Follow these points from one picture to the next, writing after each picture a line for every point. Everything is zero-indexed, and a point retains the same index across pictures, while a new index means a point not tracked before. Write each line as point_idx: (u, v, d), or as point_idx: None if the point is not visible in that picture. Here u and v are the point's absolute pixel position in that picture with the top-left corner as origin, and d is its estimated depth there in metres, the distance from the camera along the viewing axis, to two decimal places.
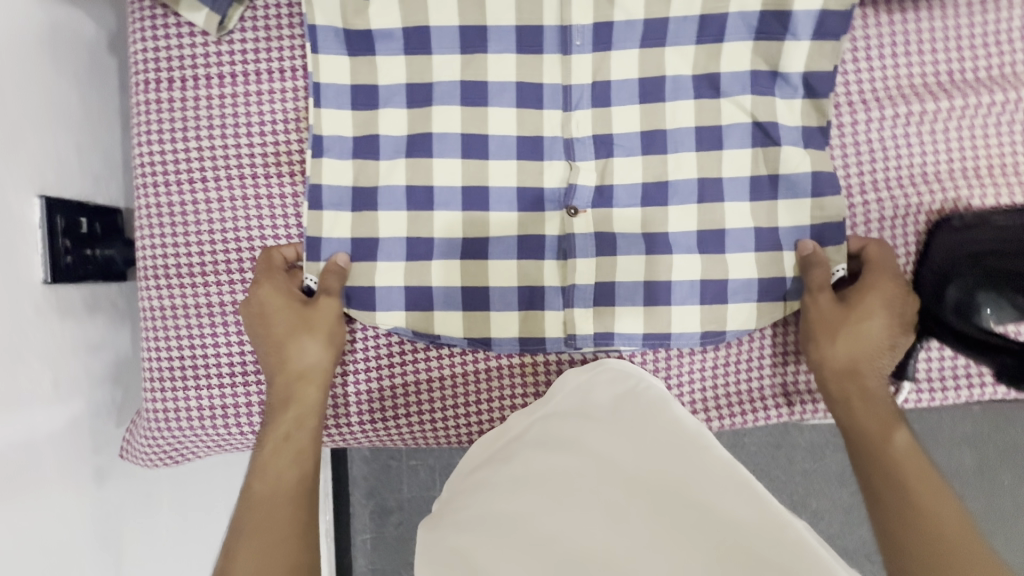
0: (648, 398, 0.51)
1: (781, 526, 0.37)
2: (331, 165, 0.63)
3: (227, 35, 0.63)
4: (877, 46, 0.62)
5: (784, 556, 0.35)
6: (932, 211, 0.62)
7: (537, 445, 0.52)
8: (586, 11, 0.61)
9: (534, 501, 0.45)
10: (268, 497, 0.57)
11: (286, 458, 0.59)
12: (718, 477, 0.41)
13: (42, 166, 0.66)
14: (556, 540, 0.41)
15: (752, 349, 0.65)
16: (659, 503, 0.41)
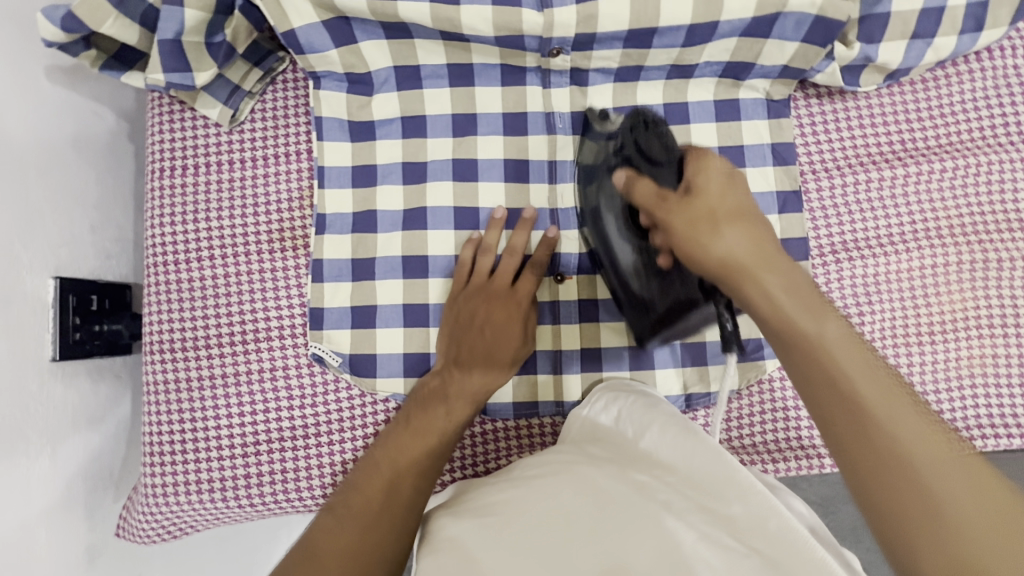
0: (644, 404, 0.55)
1: (765, 517, 0.38)
2: (331, 240, 0.67)
3: (238, 125, 0.69)
4: (833, 121, 0.68)
5: (772, 545, 0.36)
6: (899, 268, 0.66)
7: (539, 464, 0.53)
8: (564, 101, 0.68)
9: (527, 489, 0.48)
10: (360, 476, 0.56)
11: (412, 434, 0.58)
12: (715, 466, 0.42)
13: (56, 250, 0.69)
14: (547, 519, 0.43)
15: (739, 407, 0.67)
16: (649, 485, 0.44)
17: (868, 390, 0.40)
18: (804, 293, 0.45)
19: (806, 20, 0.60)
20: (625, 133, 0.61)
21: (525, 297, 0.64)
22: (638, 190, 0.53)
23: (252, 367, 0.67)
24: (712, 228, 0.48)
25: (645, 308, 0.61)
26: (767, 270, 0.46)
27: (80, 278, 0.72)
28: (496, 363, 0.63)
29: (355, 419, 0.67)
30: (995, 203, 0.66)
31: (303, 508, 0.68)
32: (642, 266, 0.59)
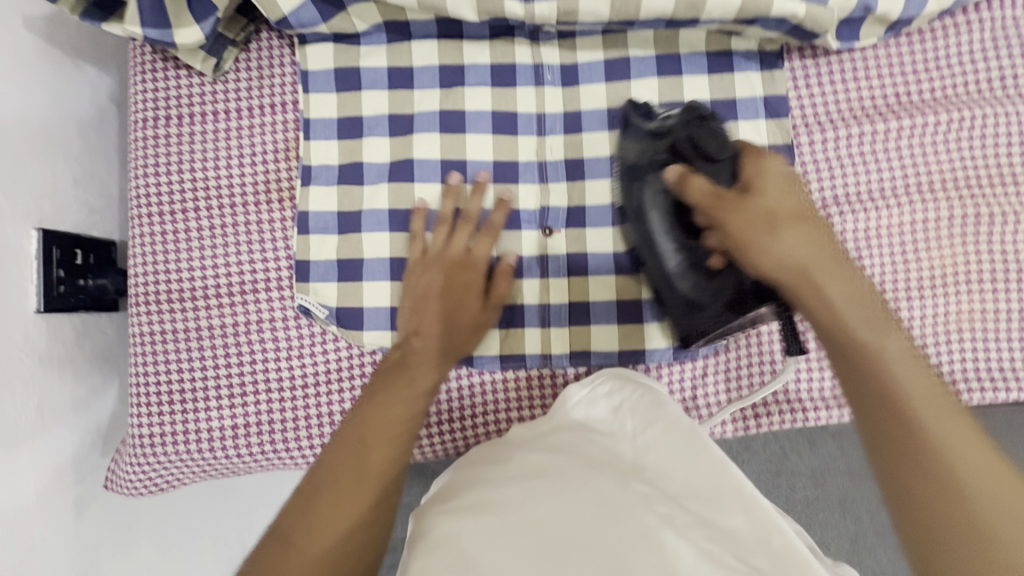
0: (648, 400, 0.58)
1: (769, 534, 0.44)
2: (316, 192, 0.66)
3: (222, 76, 0.67)
4: (828, 73, 0.67)
5: (773, 561, 0.42)
6: (890, 223, 0.65)
7: (537, 451, 0.55)
8: (553, 53, 0.67)
9: (536, 486, 0.50)
10: (326, 455, 0.55)
11: (376, 406, 0.56)
12: (718, 484, 0.48)
13: (38, 202, 0.68)
14: (557, 521, 0.46)
15: (725, 361, 0.67)
16: (653, 497, 0.48)
17: (866, 336, 0.50)
18: (866, 305, 0.52)
19: (784, 18, 0.61)
20: (676, 124, 0.59)
21: (481, 263, 0.64)
22: (693, 188, 0.55)
23: (238, 319, 0.66)
24: (768, 227, 0.54)
25: (691, 307, 0.59)
26: (788, 226, 0.54)
27: (65, 232, 0.72)
28: (455, 327, 0.62)
29: (343, 371, 0.67)
30: (987, 158, 0.66)
31: (291, 461, 0.68)
32: (689, 264, 0.58)
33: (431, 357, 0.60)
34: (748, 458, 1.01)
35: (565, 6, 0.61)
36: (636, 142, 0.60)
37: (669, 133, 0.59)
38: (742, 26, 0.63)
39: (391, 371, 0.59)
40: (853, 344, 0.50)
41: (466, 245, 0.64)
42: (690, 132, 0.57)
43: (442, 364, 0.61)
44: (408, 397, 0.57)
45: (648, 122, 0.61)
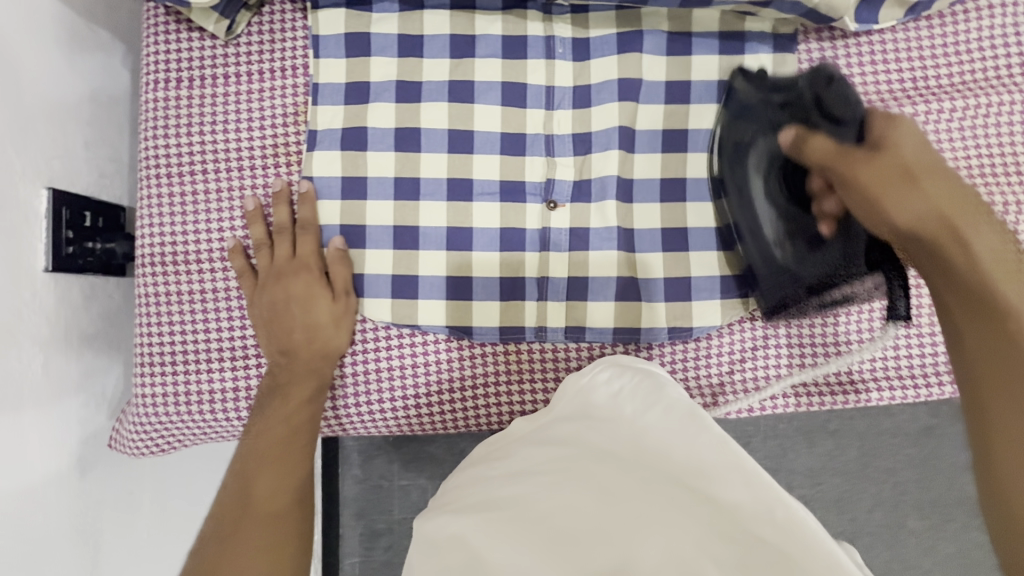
0: (651, 381, 0.52)
1: (773, 505, 0.36)
2: (320, 157, 0.66)
3: (234, 39, 0.67)
4: (845, 56, 0.66)
5: (778, 534, 0.35)
6: None
7: (544, 447, 0.55)
8: (566, 24, 0.66)
9: (536, 483, 0.50)
10: (242, 460, 0.63)
11: (275, 417, 0.64)
12: (707, 450, 0.41)
13: (48, 160, 0.68)
14: (552, 517, 0.46)
15: (732, 344, 0.67)
16: (655, 478, 0.44)
17: (976, 241, 0.54)
18: (964, 203, 0.56)
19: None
20: (804, 87, 0.61)
21: (312, 261, 0.65)
22: (812, 146, 0.58)
23: (242, 279, 0.67)
24: (909, 179, 0.55)
25: (789, 274, 0.62)
26: (926, 176, 0.56)
27: (75, 191, 0.72)
28: (304, 342, 0.64)
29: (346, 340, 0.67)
30: (1003, 149, 0.65)
31: None
32: (795, 249, 0.61)
33: (301, 366, 0.64)
34: (749, 454, 1.00)
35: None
36: (733, 111, 0.64)
37: (795, 90, 0.62)
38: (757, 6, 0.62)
39: (280, 386, 0.65)
40: (945, 234, 0.54)
41: (291, 251, 0.66)
42: (818, 91, 0.60)
43: (319, 368, 0.65)
44: (295, 409, 0.64)
45: (766, 84, 0.63)
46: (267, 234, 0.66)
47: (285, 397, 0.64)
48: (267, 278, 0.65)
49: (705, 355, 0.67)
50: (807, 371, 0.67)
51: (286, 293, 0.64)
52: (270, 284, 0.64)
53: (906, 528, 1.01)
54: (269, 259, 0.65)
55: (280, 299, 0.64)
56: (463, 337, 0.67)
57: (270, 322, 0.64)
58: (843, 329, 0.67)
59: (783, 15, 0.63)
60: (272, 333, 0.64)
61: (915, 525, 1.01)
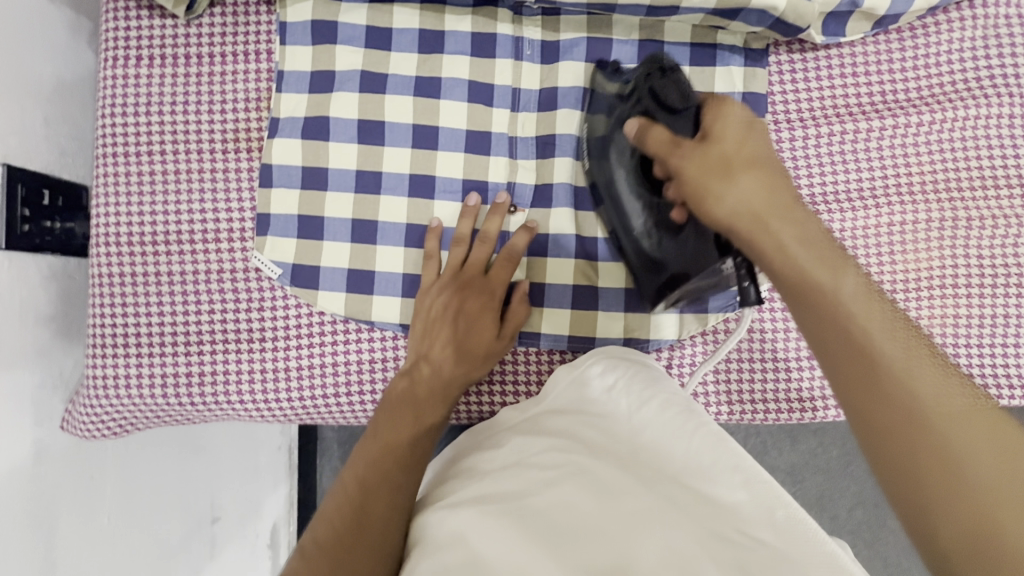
0: (643, 379, 0.56)
1: (773, 506, 0.40)
2: (281, 145, 0.65)
3: (196, 19, 0.66)
4: (815, 68, 0.65)
5: (780, 534, 0.38)
6: (873, 225, 0.64)
7: (530, 436, 0.55)
8: (536, 26, 0.66)
9: (534, 477, 0.48)
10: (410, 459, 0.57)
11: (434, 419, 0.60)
12: (707, 452, 0.45)
13: (5, 137, 0.67)
14: (551, 512, 0.44)
15: (694, 355, 0.67)
16: (654, 478, 0.45)
17: (819, 275, 0.45)
18: (824, 249, 0.47)
19: (765, 11, 0.59)
20: (640, 79, 0.58)
21: (502, 288, 0.64)
22: (650, 138, 0.53)
23: (200, 266, 0.66)
24: (724, 174, 0.50)
25: (657, 267, 0.58)
26: (742, 170, 0.50)
27: (33, 170, 0.71)
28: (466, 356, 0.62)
29: (301, 331, 0.67)
30: (976, 162, 0.64)
31: (246, 415, 0.69)
32: (659, 245, 0.57)
33: (438, 387, 0.61)
34: None
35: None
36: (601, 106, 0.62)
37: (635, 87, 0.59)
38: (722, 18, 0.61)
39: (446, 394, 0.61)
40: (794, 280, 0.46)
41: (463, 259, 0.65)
42: (654, 83, 0.57)
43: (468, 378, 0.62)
44: (426, 417, 0.60)
45: (611, 85, 0.62)
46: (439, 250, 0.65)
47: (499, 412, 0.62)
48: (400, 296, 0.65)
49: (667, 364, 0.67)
50: (770, 384, 0.67)
51: (454, 298, 0.63)
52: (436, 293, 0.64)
53: (881, 528, 1.03)
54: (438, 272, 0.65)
55: (449, 304, 0.63)
56: None
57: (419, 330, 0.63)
58: (792, 346, 0.67)
59: (754, 30, 0.63)
60: (424, 337, 0.63)
61: (890, 526, 1.03)
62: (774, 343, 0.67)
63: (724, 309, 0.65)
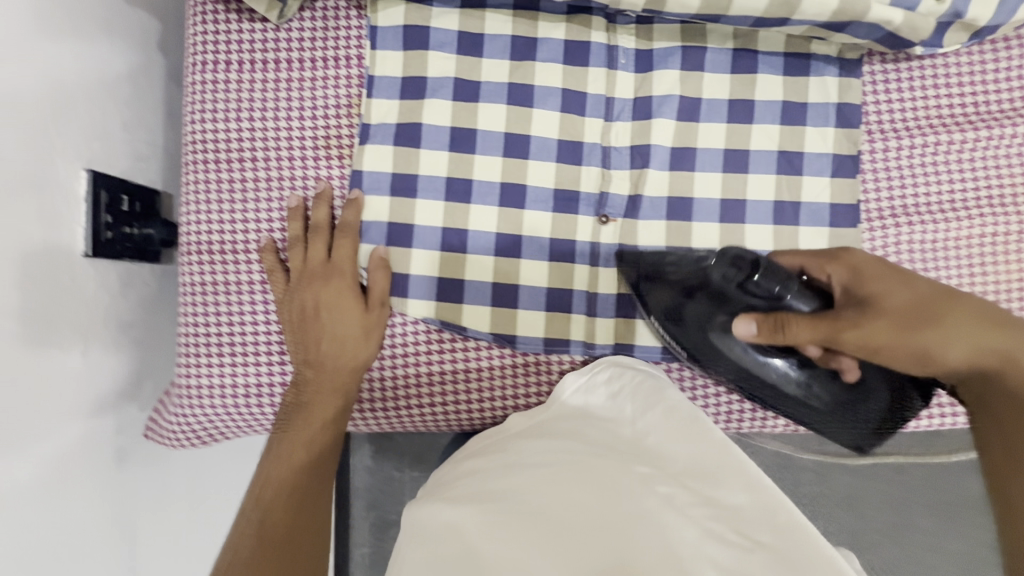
0: (650, 386, 0.59)
1: (774, 510, 0.39)
2: (373, 151, 0.65)
3: (286, 23, 0.65)
4: (908, 78, 0.65)
5: (778, 534, 0.37)
6: (961, 237, 0.65)
7: (542, 437, 0.57)
8: (630, 35, 0.66)
9: (532, 473, 0.50)
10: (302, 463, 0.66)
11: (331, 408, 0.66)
12: (714, 459, 0.45)
13: (87, 142, 0.66)
14: (552, 506, 0.45)
15: None
16: (657, 479, 0.45)
17: (1022, 365, 0.56)
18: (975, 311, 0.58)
19: (879, 24, 0.57)
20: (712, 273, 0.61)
21: (349, 266, 0.65)
22: (739, 332, 0.60)
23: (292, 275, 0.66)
24: (923, 322, 0.58)
25: (844, 412, 0.64)
26: (952, 316, 0.58)
27: (113, 175, 0.70)
28: (355, 337, 0.64)
29: (395, 340, 0.67)
30: None
31: (337, 420, 0.69)
32: (760, 364, 0.62)
33: (329, 384, 0.65)
34: None
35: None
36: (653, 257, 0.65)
37: (709, 281, 0.62)
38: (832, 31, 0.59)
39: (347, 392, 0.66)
40: (993, 317, 0.58)
41: (326, 250, 0.65)
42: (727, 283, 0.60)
43: (344, 383, 0.65)
44: (318, 427, 0.66)
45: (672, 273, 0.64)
46: (329, 220, 0.65)
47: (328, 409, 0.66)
48: (333, 289, 0.64)
49: None
50: None
51: (334, 296, 0.64)
52: (340, 283, 0.64)
53: None
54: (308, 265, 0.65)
55: (308, 299, 0.64)
56: (508, 346, 0.67)
57: (335, 327, 0.64)
58: None
59: (853, 42, 0.63)
60: (297, 331, 0.65)
61: None
62: None
63: None
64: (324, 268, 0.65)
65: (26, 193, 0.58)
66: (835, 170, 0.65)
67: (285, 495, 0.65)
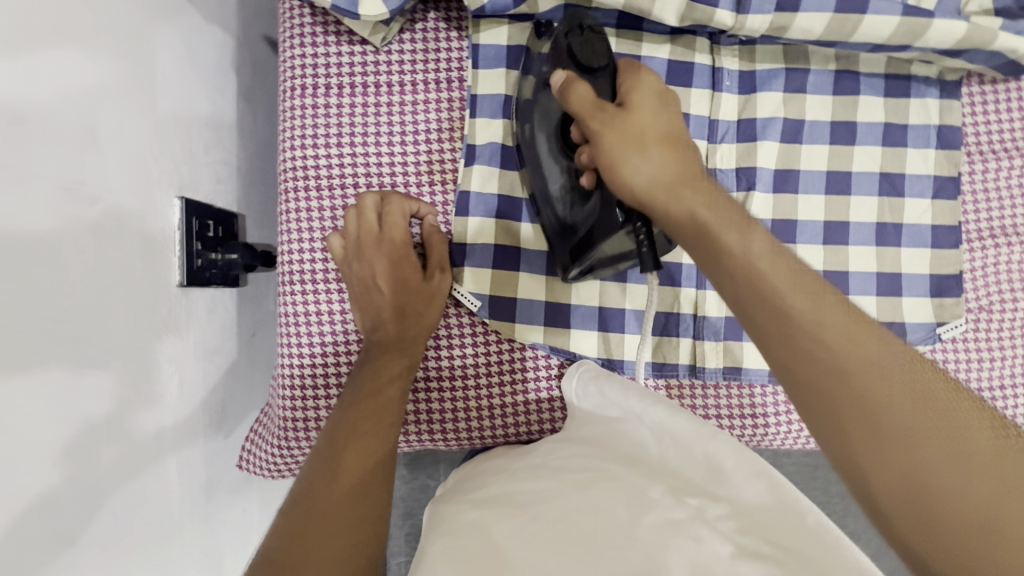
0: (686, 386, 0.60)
1: (801, 512, 0.38)
2: (480, 172, 0.64)
3: (386, 45, 0.64)
4: (1005, 100, 0.66)
5: (808, 539, 0.37)
6: None
7: (563, 440, 0.56)
8: (733, 57, 0.65)
9: (549, 478, 0.49)
10: (363, 435, 0.55)
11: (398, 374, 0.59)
12: (731, 456, 0.42)
13: (178, 168, 0.65)
14: (575, 513, 0.43)
15: None
16: (678, 487, 0.42)
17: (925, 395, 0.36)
18: (800, 290, 0.38)
19: (1002, 52, 0.60)
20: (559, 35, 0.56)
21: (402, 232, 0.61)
22: (574, 95, 0.50)
23: None
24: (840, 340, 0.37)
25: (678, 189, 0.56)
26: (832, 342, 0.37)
27: (200, 200, 0.68)
28: (415, 298, 0.61)
29: (504, 366, 0.66)
30: None
31: (441, 443, 0.69)
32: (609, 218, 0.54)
33: (398, 346, 0.60)
34: None
35: (779, 22, 0.58)
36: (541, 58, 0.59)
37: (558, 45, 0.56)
38: (946, 57, 0.62)
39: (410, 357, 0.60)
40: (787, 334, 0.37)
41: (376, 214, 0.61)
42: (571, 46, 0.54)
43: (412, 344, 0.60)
44: (387, 392, 0.58)
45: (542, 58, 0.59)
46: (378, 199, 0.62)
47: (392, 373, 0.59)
48: (387, 252, 0.61)
49: None
50: None
51: (392, 253, 0.61)
52: (395, 243, 0.61)
53: None
54: (361, 228, 0.60)
55: (365, 264, 0.60)
56: (616, 370, 0.66)
57: (390, 283, 0.61)
58: (988, 375, 0.67)
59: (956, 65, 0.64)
60: (361, 300, 0.61)
61: None
62: (968, 370, 0.67)
63: (923, 342, 0.66)
64: (377, 230, 0.61)
65: (128, 227, 0.57)
66: (936, 192, 0.66)
67: (344, 465, 0.53)
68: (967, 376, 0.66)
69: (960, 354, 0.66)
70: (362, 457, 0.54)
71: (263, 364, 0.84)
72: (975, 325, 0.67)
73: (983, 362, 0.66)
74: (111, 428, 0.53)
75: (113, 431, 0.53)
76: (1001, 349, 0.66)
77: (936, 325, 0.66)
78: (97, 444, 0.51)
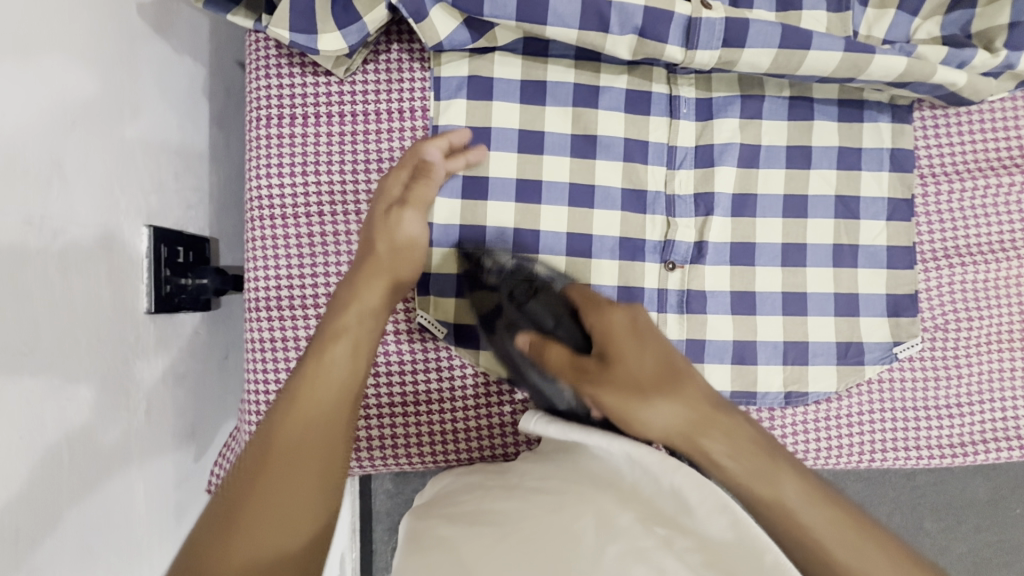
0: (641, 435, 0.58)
1: (760, 550, 0.39)
2: (443, 204, 0.65)
3: (350, 76, 0.65)
4: (955, 125, 0.68)
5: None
6: (1008, 276, 0.68)
7: (534, 469, 0.56)
8: (690, 85, 0.67)
9: (522, 505, 0.49)
10: (318, 410, 0.45)
11: (352, 350, 0.50)
12: (693, 489, 0.43)
13: (146, 197, 0.66)
14: (546, 535, 0.43)
15: (850, 404, 0.68)
16: (647, 515, 0.43)
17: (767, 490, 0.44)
18: (695, 405, 0.48)
19: (942, 85, 0.63)
20: (503, 293, 0.62)
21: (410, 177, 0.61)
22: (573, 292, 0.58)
23: None
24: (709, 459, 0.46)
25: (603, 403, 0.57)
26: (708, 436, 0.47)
27: (169, 227, 0.70)
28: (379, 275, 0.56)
29: (468, 390, 0.68)
30: None
31: (407, 466, 0.70)
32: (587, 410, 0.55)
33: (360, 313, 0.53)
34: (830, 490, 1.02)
35: (727, 57, 0.61)
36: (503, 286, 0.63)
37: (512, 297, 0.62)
38: (892, 88, 0.64)
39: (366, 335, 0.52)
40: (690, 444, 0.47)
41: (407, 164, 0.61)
42: (518, 304, 0.60)
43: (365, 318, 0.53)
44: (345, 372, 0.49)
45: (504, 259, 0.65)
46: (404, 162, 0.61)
47: (350, 347, 0.50)
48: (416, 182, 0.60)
49: (824, 417, 0.68)
50: (927, 432, 0.68)
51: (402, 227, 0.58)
52: (414, 179, 0.60)
53: None
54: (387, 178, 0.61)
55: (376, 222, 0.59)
56: None
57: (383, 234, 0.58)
58: (945, 392, 0.68)
59: (905, 93, 0.66)
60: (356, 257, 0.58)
61: None
62: (925, 387, 0.68)
63: (880, 361, 0.67)
64: (404, 170, 0.61)
65: (94, 257, 0.58)
66: (890, 214, 0.68)
67: (297, 440, 0.43)
68: (925, 394, 0.68)
69: (918, 371, 0.68)
70: (316, 434, 0.44)
71: (237, 386, 0.85)
72: (931, 343, 0.68)
73: (939, 378, 0.68)
74: (76, 458, 0.54)
75: (75, 458, 0.54)
76: (955, 367, 0.68)
77: (893, 345, 0.67)
78: (60, 474, 0.52)
